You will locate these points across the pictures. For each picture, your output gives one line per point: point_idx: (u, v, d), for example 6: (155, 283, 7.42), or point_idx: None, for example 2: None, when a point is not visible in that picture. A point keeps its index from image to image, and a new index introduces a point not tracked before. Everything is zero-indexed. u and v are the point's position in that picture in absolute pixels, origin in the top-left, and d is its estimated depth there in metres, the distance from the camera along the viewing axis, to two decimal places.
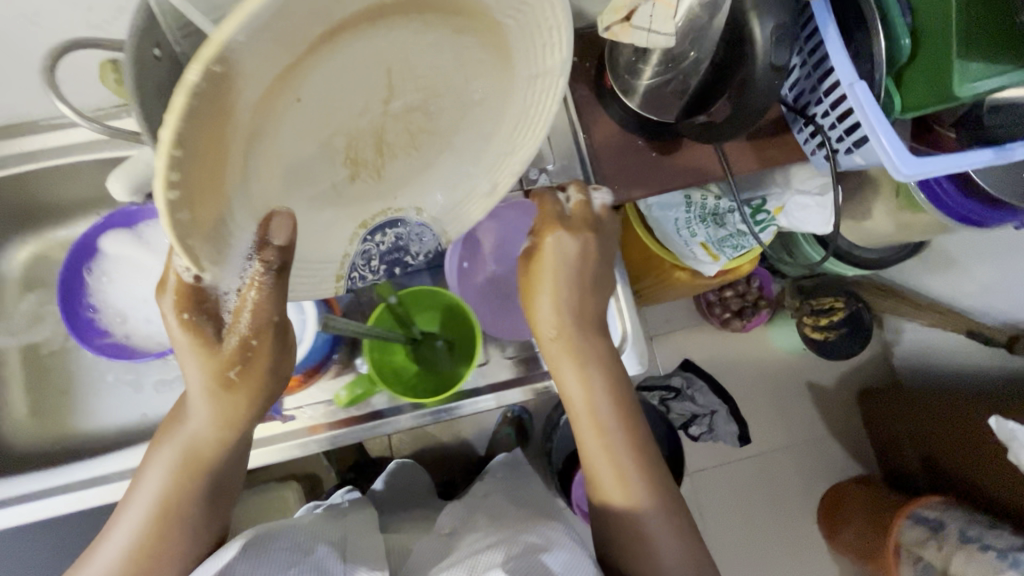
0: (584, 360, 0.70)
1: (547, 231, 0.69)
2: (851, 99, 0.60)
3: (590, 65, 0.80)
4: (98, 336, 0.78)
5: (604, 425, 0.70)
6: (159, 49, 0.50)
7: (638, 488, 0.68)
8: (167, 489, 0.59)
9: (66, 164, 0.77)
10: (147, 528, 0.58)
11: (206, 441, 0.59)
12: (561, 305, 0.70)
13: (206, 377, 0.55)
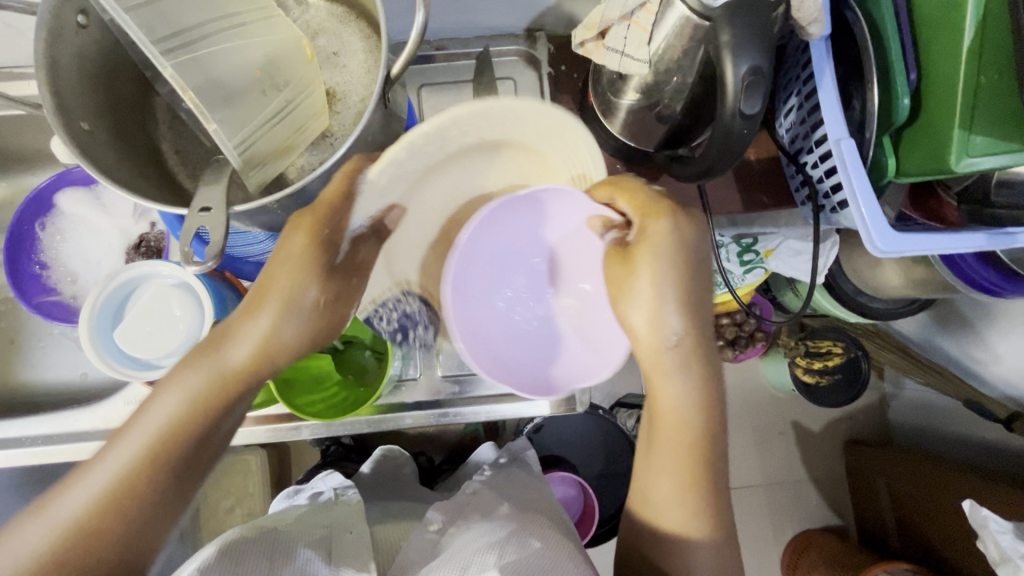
0: (703, 366, 0.55)
1: (656, 222, 0.51)
2: (837, 157, 0.54)
3: (578, 77, 0.75)
4: (41, 294, 0.76)
5: (695, 435, 0.55)
6: (84, 17, 0.47)
7: (694, 509, 0.55)
8: (176, 420, 0.49)
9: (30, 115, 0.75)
10: (133, 465, 0.47)
11: (243, 374, 0.50)
12: (690, 308, 0.53)
13: (284, 310, 0.49)
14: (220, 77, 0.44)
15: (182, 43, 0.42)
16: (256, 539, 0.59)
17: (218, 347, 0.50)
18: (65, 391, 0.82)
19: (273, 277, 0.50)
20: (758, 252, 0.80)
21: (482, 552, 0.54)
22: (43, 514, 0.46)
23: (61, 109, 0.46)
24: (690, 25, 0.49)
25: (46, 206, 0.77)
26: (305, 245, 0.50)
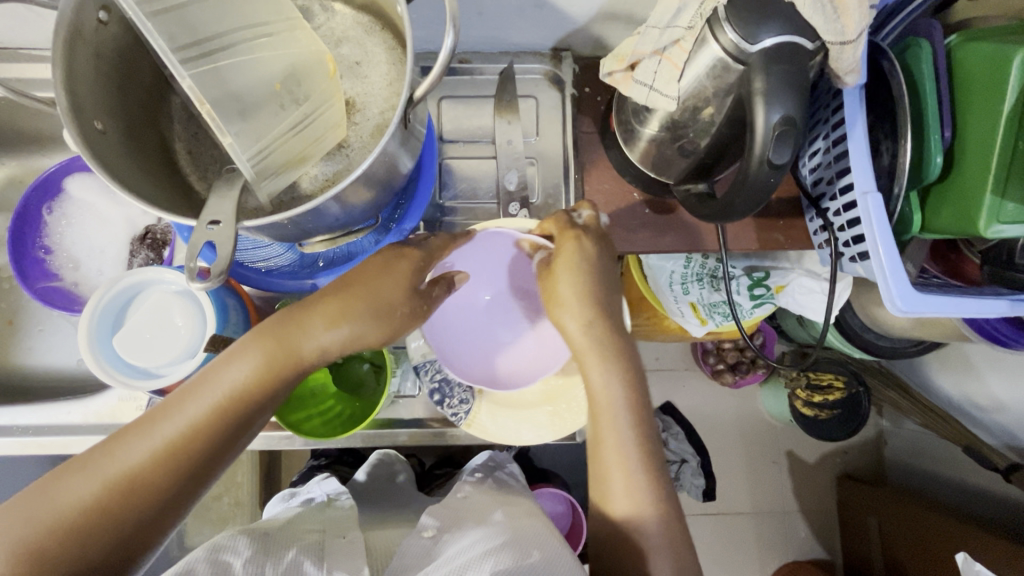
0: (622, 358, 0.56)
1: (571, 234, 0.58)
2: (861, 209, 0.53)
3: (601, 100, 0.74)
4: (43, 279, 0.75)
5: (617, 419, 0.55)
6: (105, 12, 0.46)
7: (643, 492, 0.54)
8: (246, 388, 0.45)
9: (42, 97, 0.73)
10: (196, 425, 0.44)
11: (321, 353, 0.48)
12: (599, 308, 0.56)
13: (363, 311, 0.49)
14: (237, 88, 0.43)
15: (203, 53, 0.41)
16: (248, 540, 0.58)
17: (303, 325, 0.48)
18: (60, 376, 0.81)
19: (350, 288, 0.50)
20: (767, 288, 0.91)
21: (480, 559, 0.53)
22: (92, 463, 0.42)
23: (73, 109, 0.45)
24: (723, 67, 0.48)
25: (55, 191, 0.76)
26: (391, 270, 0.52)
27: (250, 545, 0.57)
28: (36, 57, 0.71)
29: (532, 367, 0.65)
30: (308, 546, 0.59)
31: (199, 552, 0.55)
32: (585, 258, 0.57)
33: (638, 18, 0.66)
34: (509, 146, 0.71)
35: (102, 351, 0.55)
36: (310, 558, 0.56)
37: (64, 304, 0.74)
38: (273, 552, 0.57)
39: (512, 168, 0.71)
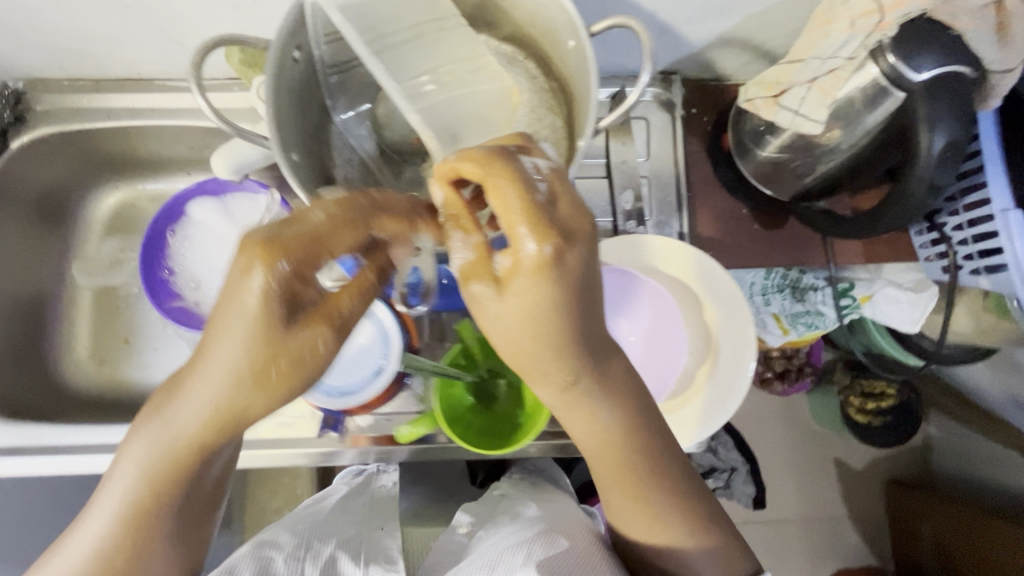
0: (616, 401, 0.47)
1: (528, 238, 0.37)
2: (1001, 226, 0.55)
3: (707, 120, 0.77)
4: (170, 299, 0.77)
5: (622, 462, 0.50)
6: (299, 51, 0.50)
7: (676, 525, 0.52)
8: (141, 487, 0.45)
9: (170, 124, 0.76)
10: (106, 535, 0.46)
11: (193, 447, 0.43)
12: (572, 349, 0.42)
13: (240, 366, 0.39)
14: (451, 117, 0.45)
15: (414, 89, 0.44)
16: (294, 535, 0.62)
17: (165, 408, 0.43)
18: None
19: (212, 342, 0.40)
20: (853, 298, 0.80)
21: (512, 551, 0.55)
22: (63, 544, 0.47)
23: (277, 144, 0.48)
24: (878, 89, 0.51)
25: (178, 215, 0.79)
26: (257, 298, 0.37)
27: (297, 537, 0.62)
28: (170, 87, 0.75)
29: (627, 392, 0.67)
30: (349, 539, 0.62)
31: (245, 549, 0.59)
32: (540, 280, 0.37)
33: (753, 43, 0.69)
34: (624, 165, 0.73)
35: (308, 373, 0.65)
36: (349, 552, 0.60)
37: (190, 323, 0.77)
38: (314, 546, 0.60)
39: (628, 189, 0.74)
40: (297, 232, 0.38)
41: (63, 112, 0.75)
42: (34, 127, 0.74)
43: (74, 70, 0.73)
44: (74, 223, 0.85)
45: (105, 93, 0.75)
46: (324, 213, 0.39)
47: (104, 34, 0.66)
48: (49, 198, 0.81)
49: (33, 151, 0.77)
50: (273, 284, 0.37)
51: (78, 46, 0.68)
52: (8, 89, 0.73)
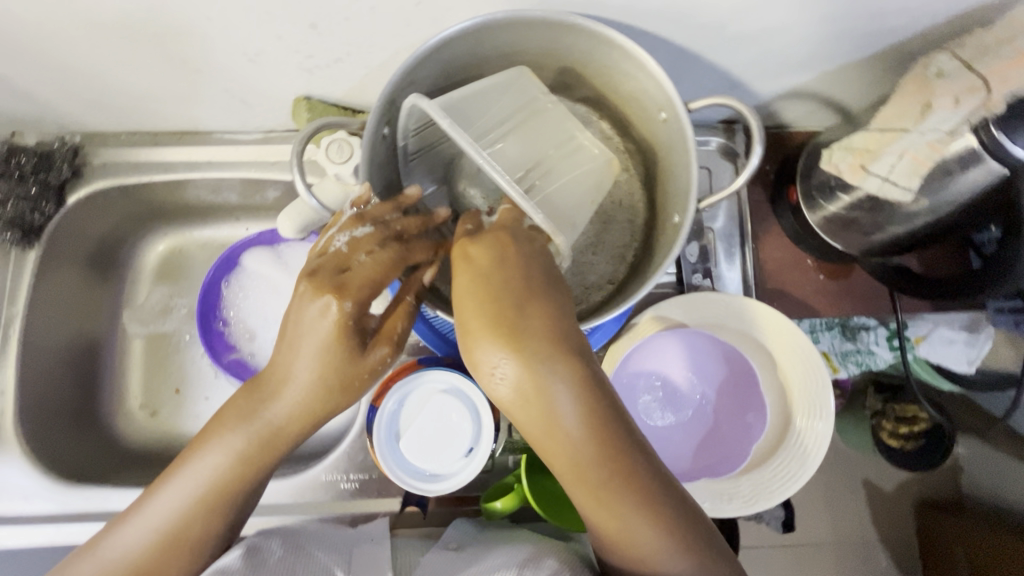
0: (564, 377, 0.40)
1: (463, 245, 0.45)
2: None
3: (769, 168, 0.76)
4: (227, 351, 0.78)
5: (587, 459, 0.41)
6: (387, 127, 0.51)
7: (653, 544, 0.41)
8: (220, 478, 0.47)
9: (228, 175, 0.75)
10: (172, 519, 0.47)
11: (283, 443, 0.47)
12: (515, 323, 0.41)
13: (326, 378, 0.44)
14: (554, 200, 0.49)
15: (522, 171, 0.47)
16: (282, 539, 0.57)
17: (255, 410, 0.46)
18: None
19: (294, 355, 0.44)
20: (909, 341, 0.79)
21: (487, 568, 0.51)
22: (100, 542, 0.48)
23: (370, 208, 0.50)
24: (973, 155, 0.51)
25: (233, 265, 0.79)
26: (335, 326, 0.43)
27: (285, 543, 0.56)
28: (227, 139, 0.74)
29: (707, 460, 0.65)
30: (333, 547, 0.58)
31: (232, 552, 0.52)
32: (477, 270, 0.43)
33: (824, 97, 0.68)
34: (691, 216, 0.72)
35: (393, 459, 0.57)
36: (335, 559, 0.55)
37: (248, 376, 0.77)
38: (303, 552, 0.55)
39: (693, 240, 0.73)
40: (362, 274, 0.44)
41: (122, 166, 0.74)
42: (93, 182, 0.73)
43: (134, 125, 0.72)
44: (125, 271, 0.84)
45: (162, 146, 0.74)
46: (368, 255, 0.46)
47: (166, 91, 0.65)
48: (101, 248, 0.80)
49: (93, 205, 0.76)
50: (346, 314, 0.43)
51: (141, 103, 0.67)
52: (66, 144, 0.72)
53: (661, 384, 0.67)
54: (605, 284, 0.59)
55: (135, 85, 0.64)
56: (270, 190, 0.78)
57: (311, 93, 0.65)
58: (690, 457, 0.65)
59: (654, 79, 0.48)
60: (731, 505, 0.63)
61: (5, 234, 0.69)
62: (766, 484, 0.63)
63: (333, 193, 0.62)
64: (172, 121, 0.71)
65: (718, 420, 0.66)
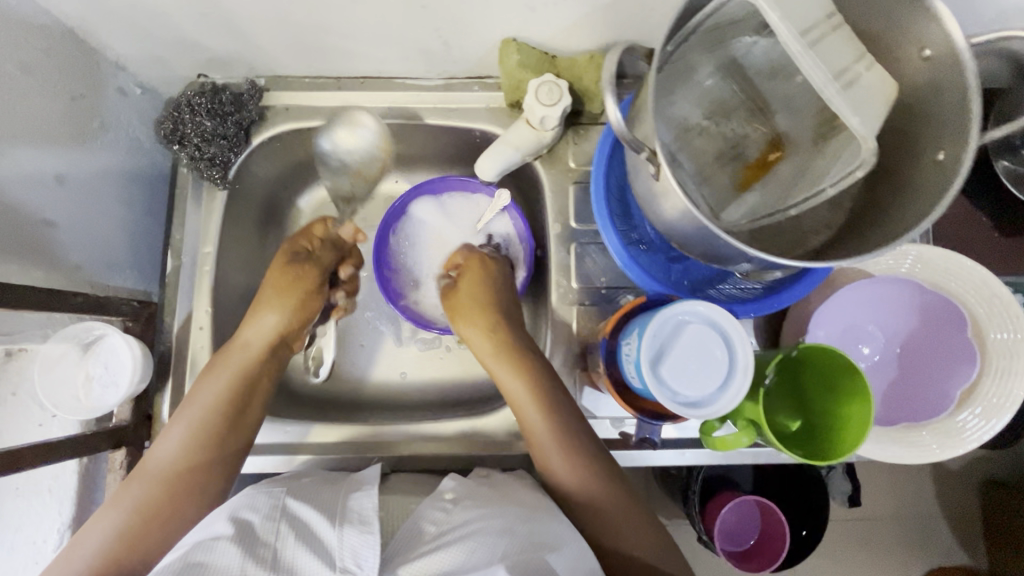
0: (547, 406, 0.64)
1: (471, 260, 0.75)
2: None
3: None
4: (398, 298, 0.79)
5: (545, 423, 0.63)
6: (683, 33, 0.51)
7: (588, 477, 0.61)
8: (201, 411, 0.60)
9: (406, 122, 0.75)
10: (183, 448, 0.58)
11: (247, 368, 0.63)
12: (495, 313, 0.70)
13: (283, 315, 0.67)
14: (871, 112, 0.45)
15: (843, 85, 0.44)
16: (268, 496, 0.58)
17: (234, 355, 0.64)
18: (385, 392, 0.82)
19: (256, 313, 0.67)
20: None
21: (498, 533, 0.52)
22: (120, 498, 0.55)
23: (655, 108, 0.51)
24: None
25: (403, 214, 0.80)
26: (281, 290, 0.68)
27: (272, 499, 0.57)
28: (409, 85, 0.75)
29: (895, 408, 0.67)
30: (324, 503, 0.58)
31: (221, 526, 0.53)
32: (478, 274, 0.73)
33: None
34: None
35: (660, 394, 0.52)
36: (321, 514, 0.56)
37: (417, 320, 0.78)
38: (290, 510, 0.56)
39: None
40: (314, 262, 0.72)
41: (303, 109, 0.74)
42: (276, 124, 0.74)
43: (321, 68, 0.72)
44: (285, 219, 0.83)
45: (344, 91, 0.75)
46: (319, 236, 0.75)
47: (372, 31, 0.65)
48: (268, 192, 0.80)
49: (270, 148, 0.76)
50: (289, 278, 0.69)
51: (337, 43, 0.67)
52: (255, 87, 0.73)
53: (847, 332, 0.68)
54: (823, 229, 0.58)
55: (347, 22, 0.63)
56: (442, 138, 0.78)
57: (519, 35, 0.65)
58: (878, 405, 0.67)
59: (935, 14, 0.47)
60: (912, 453, 0.64)
61: (203, 171, 0.71)
62: (951, 432, 0.64)
63: (527, 138, 0.68)
64: (363, 64, 0.71)
65: (906, 372, 0.67)
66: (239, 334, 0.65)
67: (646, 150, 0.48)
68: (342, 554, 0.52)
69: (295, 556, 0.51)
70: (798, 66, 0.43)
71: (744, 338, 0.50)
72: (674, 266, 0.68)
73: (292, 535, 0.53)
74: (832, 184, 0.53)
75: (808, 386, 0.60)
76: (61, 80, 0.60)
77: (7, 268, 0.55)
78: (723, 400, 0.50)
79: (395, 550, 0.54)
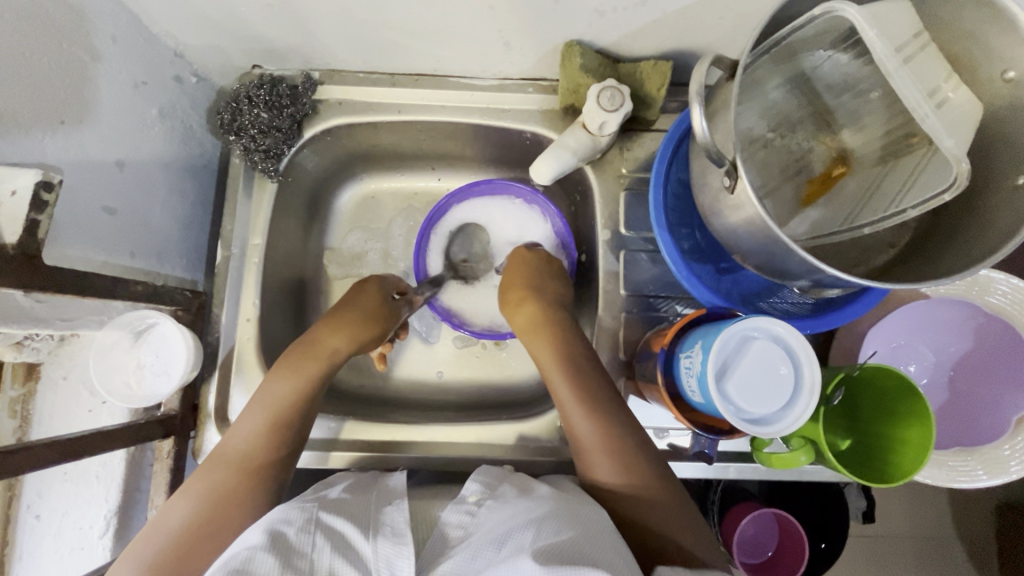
0: (578, 383, 0.62)
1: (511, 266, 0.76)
2: None
3: None
4: (435, 297, 0.80)
5: (585, 411, 0.60)
6: (766, 42, 0.50)
7: (632, 464, 0.57)
8: (275, 404, 0.62)
9: (457, 121, 0.75)
10: (256, 439, 0.60)
11: (320, 368, 0.65)
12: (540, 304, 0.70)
13: (366, 325, 0.70)
14: (963, 132, 0.45)
15: (935, 104, 0.44)
16: (301, 510, 0.53)
17: (314, 359, 0.66)
18: (421, 391, 0.82)
19: (339, 317, 0.70)
20: None
21: (522, 525, 0.49)
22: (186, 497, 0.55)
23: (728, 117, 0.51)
24: None
25: (445, 215, 0.80)
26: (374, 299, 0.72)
27: (306, 512, 0.53)
28: (462, 84, 0.74)
29: (945, 431, 0.65)
30: (356, 515, 0.54)
31: (257, 539, 0.49)
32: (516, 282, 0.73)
33: None
34: None
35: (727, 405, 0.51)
36: (357, 526, 0.52)
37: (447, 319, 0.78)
38: (326, 524, 0.52)
39: None
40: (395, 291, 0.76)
41: (356, 104, 0.74)
42: (328, 118, 0.73)
43: (377, 63, 0.72)
44: (328, 213, 0.83)
45: (399, 87, 0.74)
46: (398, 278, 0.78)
47: (435, 30, 0.64)
48: (313, 186, 0.80)
49: (320, 142, 0.75)
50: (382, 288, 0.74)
51: (395, 39, 0.67)
52: (310, 80, 0.72)
53: (900, 352, 0.67)
54: (886, 247, 0.58)
55: (411, 21, 0.63)
56: (491, 138, 0.77)
57: (582, 39, 0.65)
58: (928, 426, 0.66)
59: None
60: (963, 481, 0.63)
61: (257, 163, 0.71)
62: (999, 463, 0.63)
63: (583, 142, 0.68)
64: (418, 61, 0.70)
65: (955, 397, 0.66)
66: (324, 340, 0.67)
67: (727, 162, 0.48)
68: (376, 568, 0.48)
69: (332, 566, 0.48)
70: (889, 82, 0.44)
71: (812, 357, 0.50)
72: (724, 278, 0.66)
73: (329, 546, 0.49)
74: (914, 207, 0.50)
75: (866, 408, 0.59)
76: (125, 66, 0.60)
77: (69, 254, 0.55)
78: (787, 423, 0.50)
79: (426, 563, 0.50)
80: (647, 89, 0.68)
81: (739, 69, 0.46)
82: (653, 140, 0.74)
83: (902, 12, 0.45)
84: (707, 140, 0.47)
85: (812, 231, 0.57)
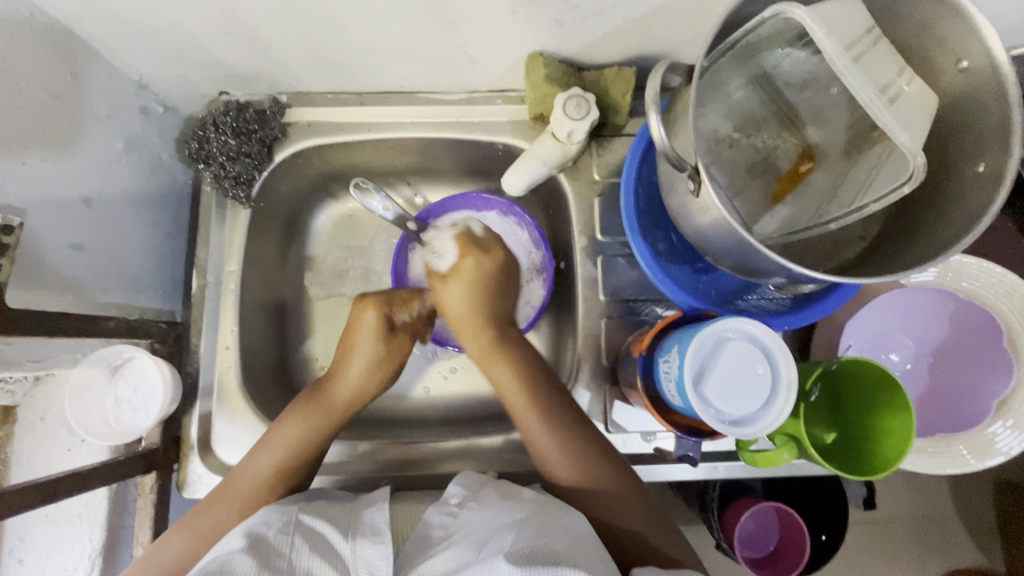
0: (527, 385, 0.65)
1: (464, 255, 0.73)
2: None
3: None
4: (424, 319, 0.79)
5: (537, 413, 0.62)
6: (722, 44, 0.51)
7: (584, 465, 0.59)
8: (288, 445, 0.63)
9: (427, 135, 0.75)
10: (261, 476, 0.61)
11: (333, 414, 0.67)
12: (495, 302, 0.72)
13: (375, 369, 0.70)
14: (918, 125, 0.46)
15: (888, 99, 0.45)
16: (282, 512, 0.53)
17: (327, 405, 0.67)
18: (410, 408, 0.82)
19: (357, 349, 0.70)
20: None
21: (503, 529, 0.49)
22: (187, 522, 0.58)
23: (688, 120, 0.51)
24: None
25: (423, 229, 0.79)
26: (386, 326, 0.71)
27: (286, 514, 0.52)
28: (431, 99, 0.74)
29: (926, 418, 0.66)
30: (337, 516, 0.53)
31: (237, 542, 0.49)
32: (464, 279, 0.72)
33: None
34: None
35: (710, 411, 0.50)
36: (336, 528, 0.51)
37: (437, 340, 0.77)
38: (306, 525, 0.51)
39: None
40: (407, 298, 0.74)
41: (325, 124, 0.74)
42: (297, 140, 0.73)
43: (343, 82, 0.72)
44: (306, 234, 0.83)
45: (367, 105, 0.74)
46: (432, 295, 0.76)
47: (395, 50, 0.65)
48: (289, 208, 0.79)
49: (292, 165, 0.75)
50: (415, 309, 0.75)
51: (357, 59, 0.67)
52: (277, 103, 0.72)
53: (879, 341, 0.68)
54: (857, 240, 0.58)
55: (369, 40, 0.63)
56: (463, 152, 0.77)
57: (545, 49, 0.65)
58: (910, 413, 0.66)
59: (974, 28, 0.46)
60: (946, 466, 0.63)
61: (228, 189, 0.71)
62: (985, 446, 0.63)
63: (553, 151, 0.68)
64: (383, 79, 0.71)
65: (936, 382, 0.66)
66: (332, 391, 0.68)
67: (688, 168, 0.48)
68: (355, 568, 0.49)
69: (311, 566, 0.47)
70: (844, 80, 0.44)
71: (788, 354, 0.51)
72: (701, 278, 0.66)
73: (308, 547, 0.49)
74: (875, 201, 0.51)
75: (847, 399, 0.60)
76: (86, 101, 0.60)
77: (39, 294, 0.55)
78: (765, 422, 0.50)
79: (405, 562, 0.50)
80: (613, 95, 0.68)
81: (695, 74, 0.46)
82: (624, 145, 0.74)
83: (854, 8, 0.46)
84: (667, 146, 0.47)
85: (781, 229, 0.57)
